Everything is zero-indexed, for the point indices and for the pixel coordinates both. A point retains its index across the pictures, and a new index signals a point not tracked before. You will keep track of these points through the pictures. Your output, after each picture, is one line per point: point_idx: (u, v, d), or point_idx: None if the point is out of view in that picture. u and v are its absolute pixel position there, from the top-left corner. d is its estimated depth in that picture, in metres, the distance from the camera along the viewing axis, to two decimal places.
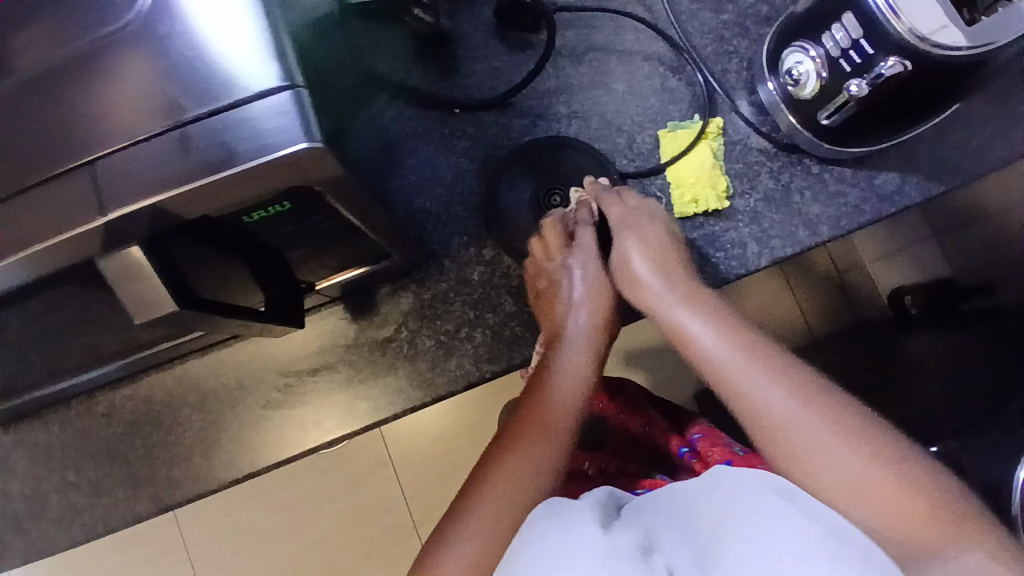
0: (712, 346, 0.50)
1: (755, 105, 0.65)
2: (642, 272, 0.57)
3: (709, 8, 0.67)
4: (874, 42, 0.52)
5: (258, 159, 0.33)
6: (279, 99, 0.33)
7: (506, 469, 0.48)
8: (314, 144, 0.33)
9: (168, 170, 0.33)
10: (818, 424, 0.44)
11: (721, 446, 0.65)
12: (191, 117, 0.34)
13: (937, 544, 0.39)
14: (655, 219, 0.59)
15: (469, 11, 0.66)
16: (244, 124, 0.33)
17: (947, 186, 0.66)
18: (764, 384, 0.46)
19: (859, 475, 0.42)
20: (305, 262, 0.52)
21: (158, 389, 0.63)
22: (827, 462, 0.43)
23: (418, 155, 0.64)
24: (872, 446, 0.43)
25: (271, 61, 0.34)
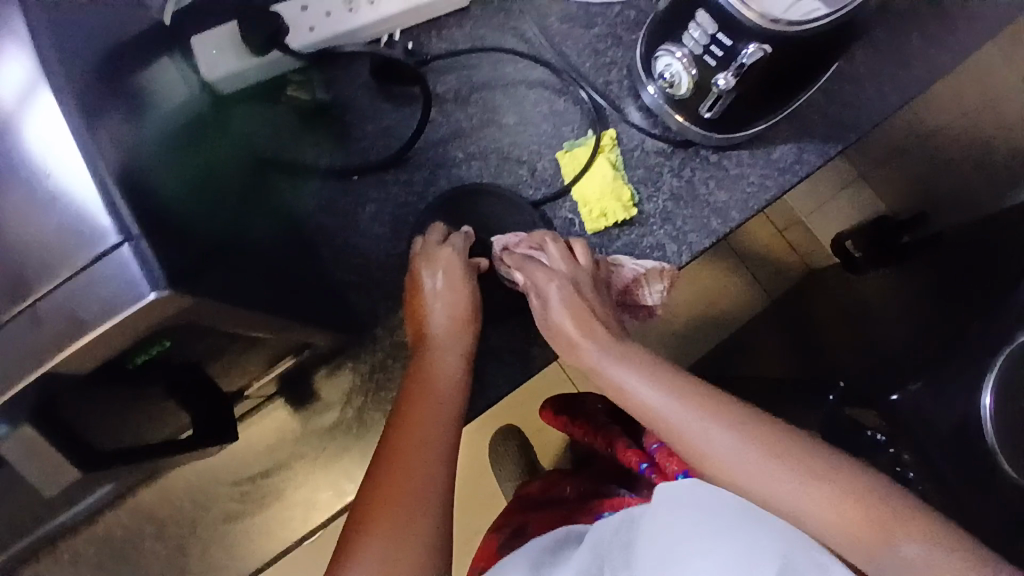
0: (634, 392, 0.54)
1: (643, 109, 0.66)
2: (562, 312, 0.57)
3: (580, 24, 0.68)
4: (731, 35, 0.53)
5: (112, 319, 0.32)
6: (119, 255, 0.32)
7: (382, 525, 0.46)
8: (163, 292, 0.32)
9: (31, 349, 0.32)
10: (768, 468, 0.49)
11: (677, 454, 0.67)
12: (41, 291, 0.32)
13: (876, 546, 0.45)
14: (570, 274, 0.59)
15: (347, 77, 0.65)
16: (91, 287, 0.32)
17: (844, 145, 0.67)
18: (702, 431, 0.51)
19: (801, 486, 0.48)
20: (229, 370, 0.50)
21: (116, 525, 0.61)
22: (790, 511, 0.48)
23: (327, 232, 0.63)
24: (819, 471, 0.48)
25: (102, 214, 0.33)
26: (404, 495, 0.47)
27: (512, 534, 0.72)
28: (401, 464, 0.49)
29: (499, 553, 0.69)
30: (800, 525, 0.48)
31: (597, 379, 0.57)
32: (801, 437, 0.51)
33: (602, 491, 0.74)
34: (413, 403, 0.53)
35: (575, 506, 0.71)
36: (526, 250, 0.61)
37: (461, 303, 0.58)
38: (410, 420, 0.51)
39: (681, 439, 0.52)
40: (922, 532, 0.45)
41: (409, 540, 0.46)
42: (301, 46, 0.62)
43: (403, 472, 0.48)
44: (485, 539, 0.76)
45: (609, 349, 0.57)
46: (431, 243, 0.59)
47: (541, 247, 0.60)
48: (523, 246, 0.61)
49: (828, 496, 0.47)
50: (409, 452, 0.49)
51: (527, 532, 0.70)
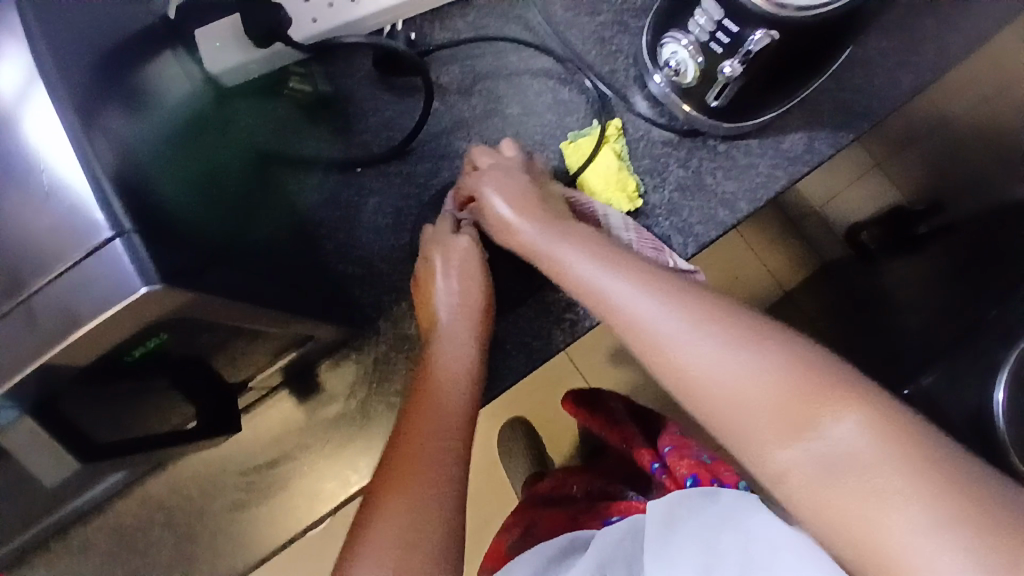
0: (582, 272, 0.52)
1: (649, 99, 0.65)
2: (510, 212, 0.57)
3: (584, 12, 0.67)
4: (738, 20, 0.51)
5: (105, 314, 0.32)
6: (110, 250, 0.32)
7: (395, 512, 0.46)
8: (155, 285, 0.32)
9: (28, 343, 0.32)
10: (702, 341, 0.46)
11: (687, 458, 0.67)
12: (35, 286, 0.33)
13: (806, 418, 0.43)
14: (516, 173, 0.58)
15: (350, 68, 0.65)
16: (83, 283, 0.32)
17: (857, 133, 0.66)
18: (643, 301, 0.49)
19: (755, 359, 0.45)
20: (232, 364, 0.51)
21: (126, 514, 0.61)
22: (730, 395, 0.45)
23: (331, 224, 0.63)
24: (756, 347, 0.45)
25: (94, 209, 0.33)
26: (414, 479, 0.48)
27: (520, 532, 0.72)
28: (412, 452, 0.49)
29: (509, 552, 0.70)
30: (734, 403, 0.44)
31: (541, 260, 0.56)
32: (743, 316, 0.47)
33: (611, 491, 0.74)
34: (421, 391, 0.53)
35: (583, 507, 0.70)
36: (478, 154, 0.60)
37: (475, 298, 0.57)
38: (420, 405, 0.52)
39: (622, 313, 0.49)
40: (853, 406, 0.42)
41: (420, 523, 0.46)
42: (304, 38, 0.61)
43: (413, 461, 0.49)
44: (495, 536, 0.77)
45: (553, 229, 0.55)
46: (446, 236, 0.59)
47: (475, 166, 0.61)
48: (479, 150, 0.61)
49: (767, 374, 0.44)
50: (417, 435, 0.50)
51: (535, 531, 0.70)
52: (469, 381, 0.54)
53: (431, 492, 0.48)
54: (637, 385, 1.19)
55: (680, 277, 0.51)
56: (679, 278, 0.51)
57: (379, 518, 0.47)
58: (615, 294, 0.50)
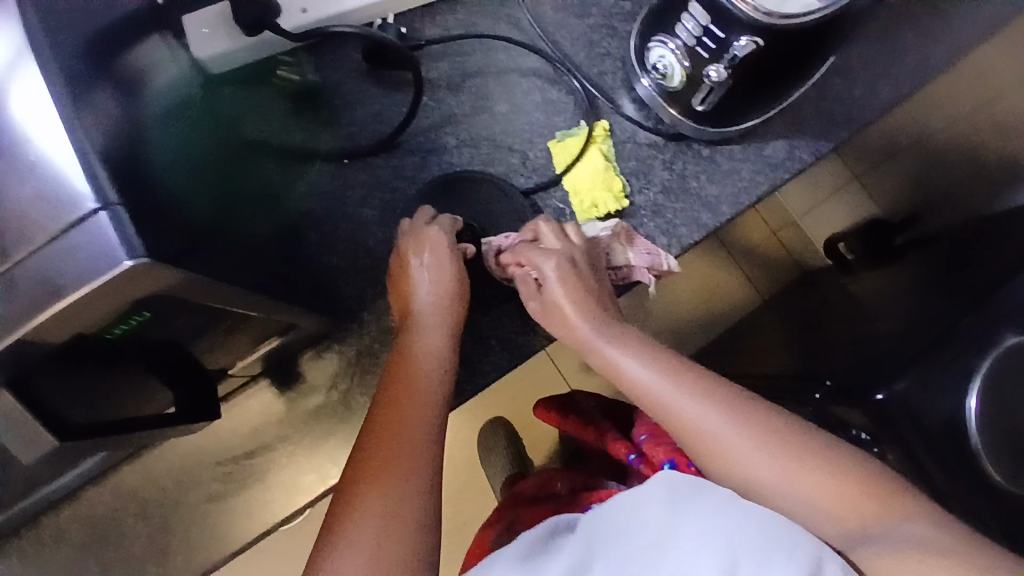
0: (639, 379, 0.53)
1: (636, 101, 0.66)
2: (564, 300, 0.57)
3: (574, 14, 0.68)
4: (723, 26, 0.53)
5: (86, 286, 0.32)
6: (95, 222, 0.32)
7: (367, 505, 0.45)
8: (140, 259, 0.32)
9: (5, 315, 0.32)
10: (759, 452, 0.48)
11: (663, 445, 0.67)
12: (15, 258, 0.32)
13: (871, 522, 0.43)
14: (578, 266, 0.58)
15: (339, 60, 0.65)
16: (66, 255, 0.32)
17: (836, 142, 0.67)
18: (701, 410, 0.50)
19: (811, 473, 0.46)
20: (213, 351, 0.50)
21: (99, 503, 0.60)
22: (789, 498, 0.46)
23: (318, 215, 0.63)
24: (814, 460, 0.47)
25: (80, 181, 0.33)
26: (389, 471, 0.47)
27: (503, 529, 0.72)
28: (387, 446, 0.48)
29: (491, 548, 0.70)
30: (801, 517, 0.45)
31: (592, 357, 0.56)
32: (798, 425, 0.49)
33: (592, 484, 0.75)
34: (398, 389, 0.52)
35: (565, 500, 0.71)
36: (545, 227, 0.60)
37: (451, 290, 0.58)
38: (395, 397, 0.52)
39: (676, 418, 0.50)
40: (916, 513, 0.43)
41: (394, 516, 0.45)
42: (293, 28, 0.61)
43: (388, 453, 0.48)
44: (477, 535, 0.77)
45: (606, 327, 0.56)
46: (427, 230, 0.59)
47: (536, 236, 0.60)
48: (546, 224, 0.60)
49: (826, 477, 0.46)
50: (397, 436, 0.49)
51: (517, 527, 0.71)
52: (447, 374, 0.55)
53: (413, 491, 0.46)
54: (618, 388, 1.20)
55: (733, 385, 0.52)
56: (733, 386, 0.52)
57: (354, 512, 0.45)
58: (673, 401, 0.51)
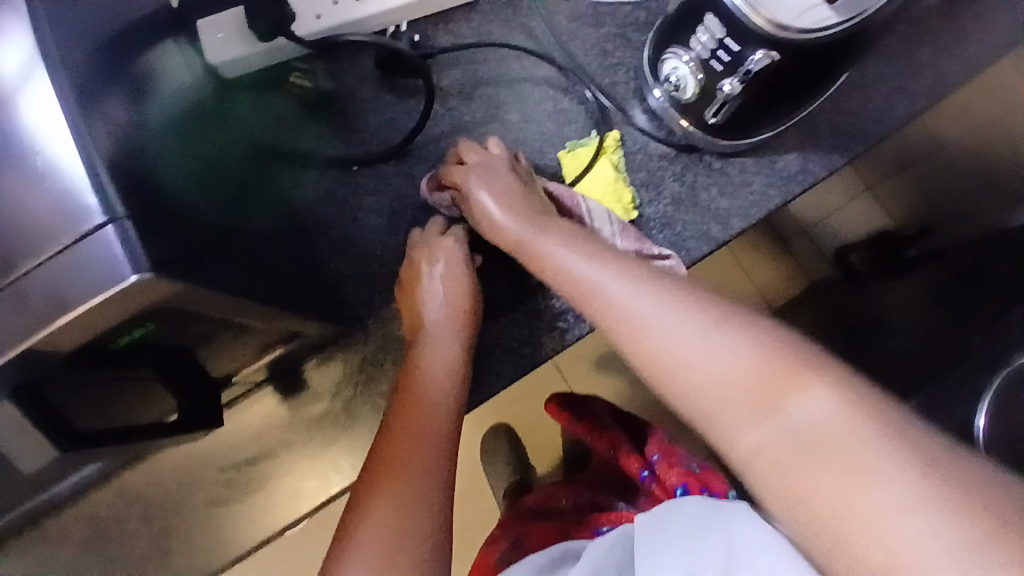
0: (567, 271, 0.51)
1: (648, 113, 0.66)
2: (490, 201, 0.58)
3: (588, 24, 0.67)
4: (739, 39, 0.52)
5: (93, 300, 0.32)
6: (102, 236, 0.32)
7: (379, 515, 0.46)
8: (146, 274, 0.32)
9: (14, 325, 0.32)
10: (654, 297, 0.46)
11: (677, 468, 0.68)
12: (24, 268, 0.32)
13: (781, 408, 0.39)
14: (503, 171, 0.59)
15: (351, 67, 0.65)
16: (72, 269, 0.32)
17: (850, 156, 0.67)
18: (615, 284, 0.48)
19: (727, 340, 0.42)
20: (218, 357, 0.50)
21: (102, 504, 0.60)
22: (677, 340, 0.43)
23: (326, 221, 0.63)
24: (721, 318, 0.44)
25: (89, 193, 0.33)
26: (402, 483, 0.48)
27: (508, 546, 0.72)
28: (399, 456, 0.49)
29: (497, 566, 0.69)
30: (694, 364, 0.42)
31: (523, 251, 0.55)
32: (720, 304, 0.45)
33: (600, 502, 0.74)
34: (411, 398, 0.53)
35: (574, 519, 0.71)
36: (469, 149, 0.61)
37: (463, 294, 0.58)
38: (408, 407, 0.52)
39: (595, 301, 0.48)
40: (822, 386, 0.39)
41: (406, 527, 0.46)
42: (306, 35, 0.62)
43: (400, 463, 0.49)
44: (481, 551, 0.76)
45: (532, 222, 0.56)
46: (440, 238, 0.59)
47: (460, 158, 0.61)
48: (470, 146, 0.61)
49: (743, 348, 0.42)
50: (407, 438, 0.50)
51: (523, 544, 0.70)
52: (458, 378, 0.55)
53: (422, 492, 0.48)
54: (623, 396, 1.19)
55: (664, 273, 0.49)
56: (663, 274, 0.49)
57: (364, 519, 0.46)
58: (589, 277, 0.49)
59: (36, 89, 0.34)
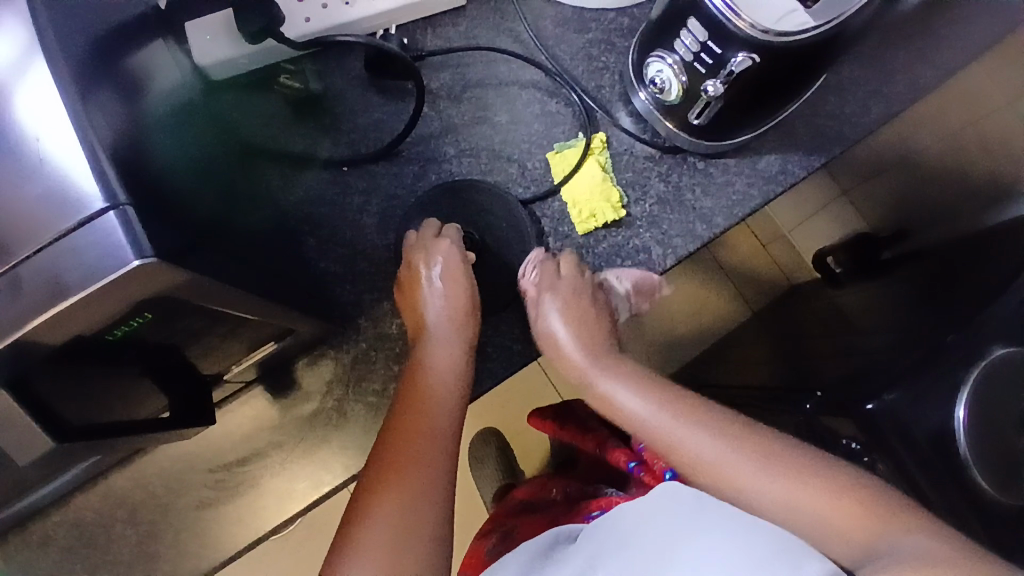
0: (642, 418, 0.56)
1: (633, 115, 0.67)
2: (559, 327, 0.61)
3: (574, 29, 0.69)
4: (721, 42, 0.54)
5: (94, 285, 0.32)
6: (104, 222, 0.32)
7: (382, 511, 0.45)
8: (148, 259, 0.32)
9: (9, 312, 0.32)
10: (726, 443, 0.52)
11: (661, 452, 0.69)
12: (22, 255, 0.32)
13: (871, 537, 0.45)
14: (586, 290, 0.62)
15: (341, 69, 0.65)
16: (73, 253, 0.32)
17: (827, 157, 0.69)
18: (690, 436, 0.53)
19: (795, 485, 0.49)
20: (207, 356, 0.50)
21: (85, 509, 0.59)
22: (753, 479, 0.50)
23: (316, 222, 0.63)
24: (790, 463, 0.50)
25: (90, 181, 0.33)
26: (406, 477, 0.47)
27: (499, 540, 0.73)
28: (403, 452, 0.49)
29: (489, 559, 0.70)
30: (779, 515, 0.49)
31: (588, 392, 0.61)
32: (788, 444, 0.52)
33: (587, 493, 0.76)
34: (413, 397, 0.53)
35: (560, 509, 0.72)
36: (567, 261, 0.62)
37: (463, 302, 0.59)
38: (410, 406, 0.52)
39: (674, 447, 0.54)
40: (908, 524, 0.45)
41: (413, 523, 0.45)
42: (296, 36, 0.62)
43: (405, 457, 0.48)
44: (473, 547, 0.78)
45: (602, 363, 0.61)
46: (438, 240, 0.60)
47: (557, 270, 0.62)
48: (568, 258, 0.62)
49: (813, 491, 0.48)
50: (408, 439, 0.50)
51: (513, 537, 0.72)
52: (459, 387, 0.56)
53: (425, 494, 0.47)
54: None
55: (723, 410, 0.55)
56: (722, 411, 0.55)
57: (371, 514, 0.45)
58: (665, 428, 0.54)
59: (34, 74, 0.34)
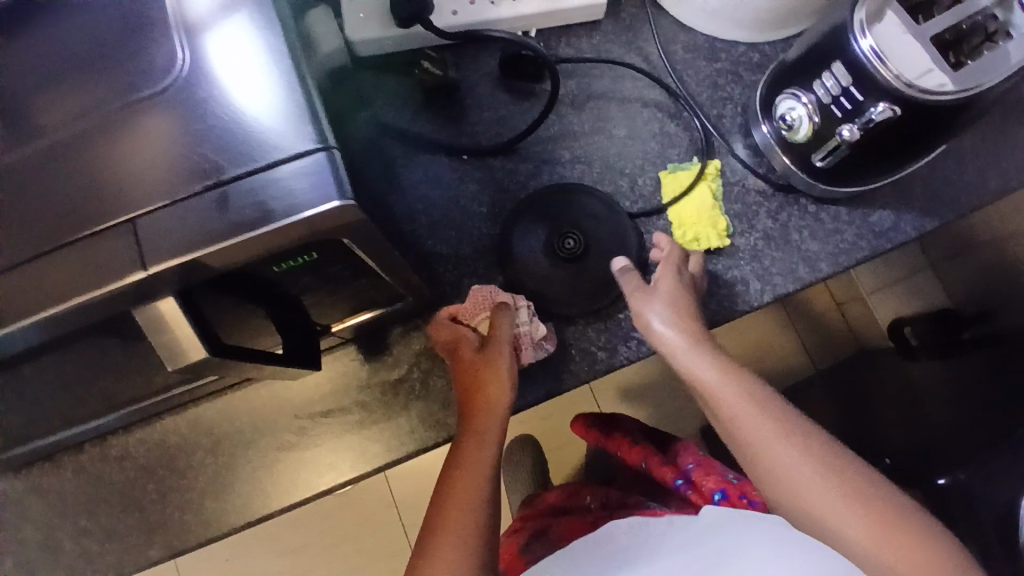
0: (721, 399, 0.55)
1: (750, 147, 0.68)
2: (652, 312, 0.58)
3: (703, 57, 0.70)
4: (864, 89, 0.55)
5: (296, 214, 0.34)
6: (310, 160, 0.35)
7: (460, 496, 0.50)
8: (347, 201, 0.35)
9: (214, 225, 0.35)
10: (782, 439, 0.52)
11: (715, 475, 0.71)
12: (233, 177, 0.35)
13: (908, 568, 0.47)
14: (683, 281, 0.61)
15: (475, 63, 0.69)
16: (282, 183, 0.35)
17: (941, 222, 0.68)
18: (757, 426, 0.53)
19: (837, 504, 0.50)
20: (322, 306, 0.53)
21: (173, 432, 0.63)
22: (814, 472, 0.51)
23: (429, 202, 0.66)
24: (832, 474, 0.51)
25: (304, 125, 0.36)
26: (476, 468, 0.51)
27: (535, 535, 0.77)
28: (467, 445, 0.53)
29: (524, 551, 0.73)
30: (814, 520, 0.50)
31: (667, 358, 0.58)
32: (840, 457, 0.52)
33: (629, 501, 0.78)
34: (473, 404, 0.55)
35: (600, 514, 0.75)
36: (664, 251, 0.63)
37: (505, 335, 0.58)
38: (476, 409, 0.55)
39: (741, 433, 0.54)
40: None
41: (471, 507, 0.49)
42: (443, 26, 0.65)
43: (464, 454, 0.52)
44: (504, 539, 0.80)
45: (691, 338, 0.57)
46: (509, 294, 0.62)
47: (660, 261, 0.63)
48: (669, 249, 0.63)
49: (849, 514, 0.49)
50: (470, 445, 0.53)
51: (550, 534, 0.75)
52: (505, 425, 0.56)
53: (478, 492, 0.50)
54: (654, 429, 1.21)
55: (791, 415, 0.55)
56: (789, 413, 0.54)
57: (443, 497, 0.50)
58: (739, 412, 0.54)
59: (254, 23, 0.38)
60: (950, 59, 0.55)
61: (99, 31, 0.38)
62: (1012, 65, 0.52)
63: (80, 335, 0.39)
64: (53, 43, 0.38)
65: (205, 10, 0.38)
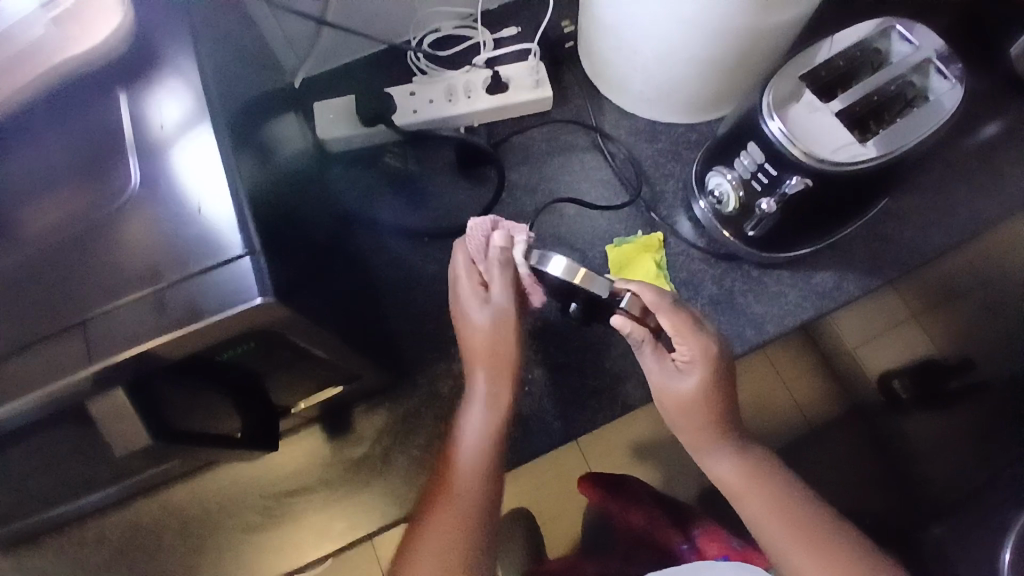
0: (735, 485, 0.57)
1: (693, 220, 0.73)
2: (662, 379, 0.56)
3: (645, 139, 0.76)
4: (777, 164, 0.59)
5: (225, 312, 0.39)
6: (241, 265, 0.40)
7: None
8: (268, 298, 0.39)
9: (152, 324, 0.39)
10: (794, 531, 0.54)
11: (720, 542, 0.80)
12: (171, 281, 0.40)
13: None
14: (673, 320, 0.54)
15: (433, 155, 0.75)
16: (215, 285, 0.39)
17: (883, 280, 0.71)
18: (770, 519, 0.55)
19: None
20: (280, 387, 0.56)
21: (144, 513, 0.65)
22: None
23: (391, 283, 0.70)
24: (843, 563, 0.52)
25: (233, 230, 0.40)
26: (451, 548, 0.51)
27: None
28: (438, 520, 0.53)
29: None
30: None
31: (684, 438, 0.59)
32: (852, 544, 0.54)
33: None
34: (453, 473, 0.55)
35: None
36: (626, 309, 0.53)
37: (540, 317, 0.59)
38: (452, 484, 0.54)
39: (755, 523, 0.55)
40: None
41: None
42: (405, 124, 0.71)
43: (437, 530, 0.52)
44: None
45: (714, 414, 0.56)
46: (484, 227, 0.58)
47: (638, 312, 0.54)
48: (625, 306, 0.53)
49: None
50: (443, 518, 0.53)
51: None
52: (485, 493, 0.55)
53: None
54: None
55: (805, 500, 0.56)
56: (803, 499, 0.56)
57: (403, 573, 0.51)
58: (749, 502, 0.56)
59: (202, 139, 0.42)
60: (873, 128, 0.60)
61: (67, 154, 0.44)
62: (949, 108, 0.57)
63: (43, 422, 0.43)
64: (25, 168, 0.44)
65: (156, 130, 0.43)
